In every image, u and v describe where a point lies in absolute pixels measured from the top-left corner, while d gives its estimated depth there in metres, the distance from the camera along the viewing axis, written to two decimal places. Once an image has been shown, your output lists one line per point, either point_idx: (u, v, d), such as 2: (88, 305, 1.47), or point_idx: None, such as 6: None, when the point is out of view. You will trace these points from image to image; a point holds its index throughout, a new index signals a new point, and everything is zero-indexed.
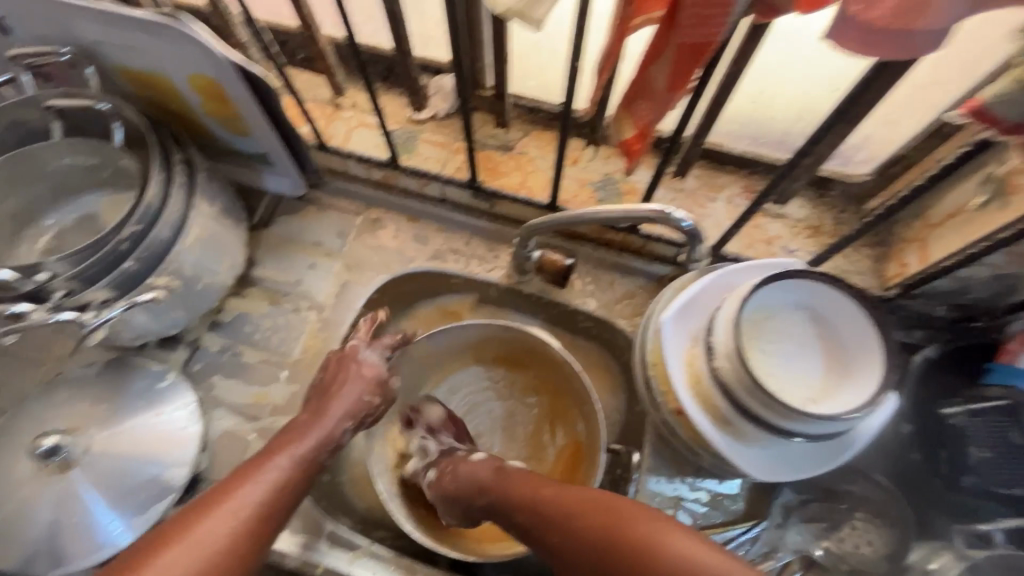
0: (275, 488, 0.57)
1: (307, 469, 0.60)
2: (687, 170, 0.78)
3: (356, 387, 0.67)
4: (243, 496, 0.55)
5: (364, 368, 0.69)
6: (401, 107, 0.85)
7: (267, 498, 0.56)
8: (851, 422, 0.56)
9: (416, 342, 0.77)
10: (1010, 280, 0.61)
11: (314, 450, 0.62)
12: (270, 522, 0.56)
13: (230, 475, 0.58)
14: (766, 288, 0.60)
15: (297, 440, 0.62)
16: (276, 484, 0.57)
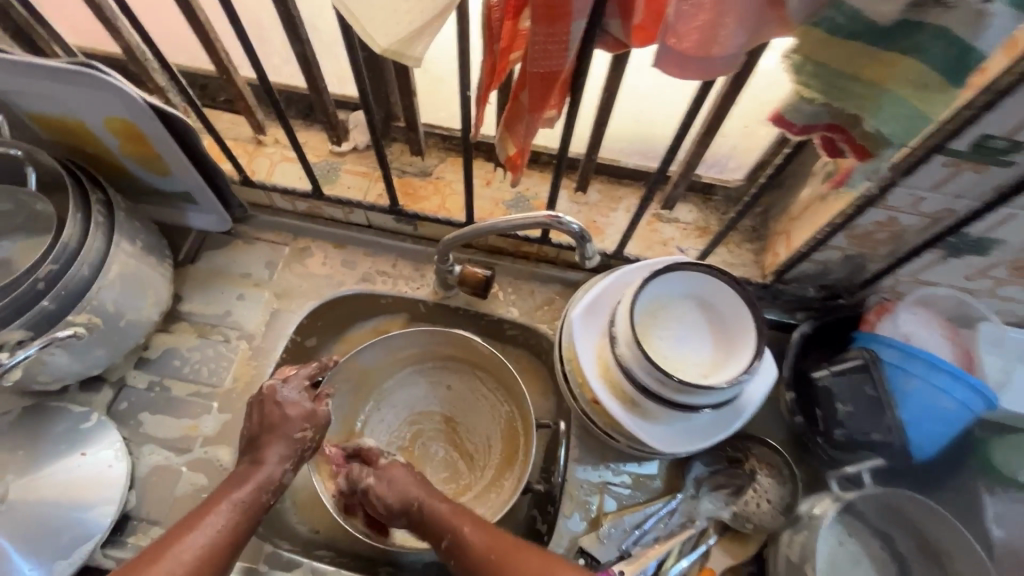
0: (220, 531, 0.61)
1: (251, 507, 0.64)
2: (590, 185, 0.87)
3: (288, 425, 0.70)
4: (187, 541, 0.59)
5: (286, 408, 0.71)
6: (321, 141, 0.88)
7: (211, 542, 0.60)
8: (736, 389, 0.64)
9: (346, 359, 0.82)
10: (856, 259, 0.73)
11: (253, 490, 0.65)
12: (217, 564, 0.60)
13: (176, 524, 0.62)
14: (654, 281, 0.69)
15: (238, 485, 0.66)
16: (221, 529, 0.61)
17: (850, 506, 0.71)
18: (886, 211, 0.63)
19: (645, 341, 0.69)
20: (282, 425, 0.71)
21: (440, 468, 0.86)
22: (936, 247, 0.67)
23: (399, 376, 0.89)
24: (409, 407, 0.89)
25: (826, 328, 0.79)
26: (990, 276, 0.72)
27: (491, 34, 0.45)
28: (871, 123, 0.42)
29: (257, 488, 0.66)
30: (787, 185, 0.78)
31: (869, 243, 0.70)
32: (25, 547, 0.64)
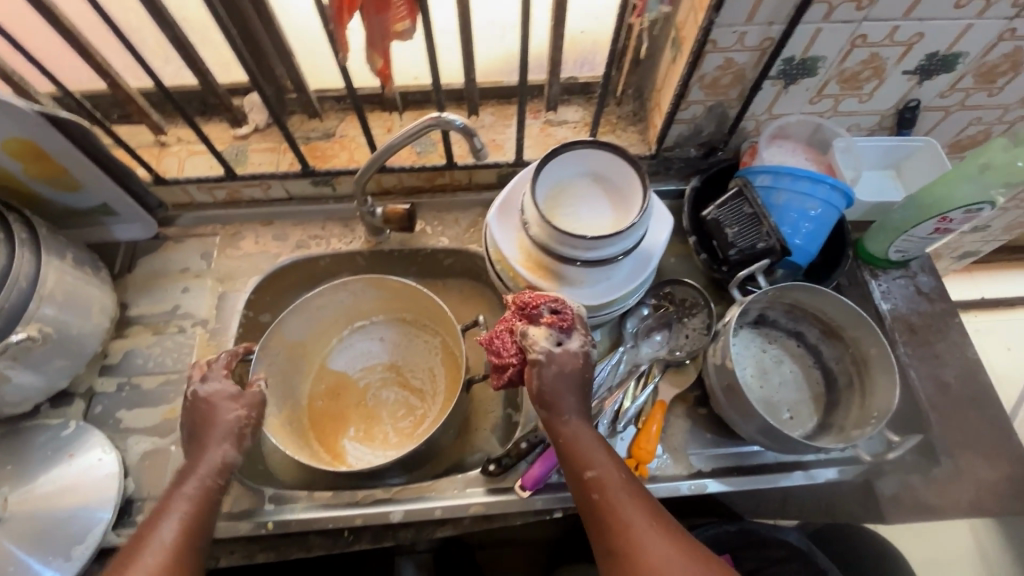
0: (182, 518, 0.61)
1: (206, 496, 0.64)
2: (483, 110, 0.94)
3: (219, 413, 0.69)
4: (157, 536, 0.59)
5: (212, 401, 0.69)
6: (223, 129, 0.92)
7: (178, 525, 0.60)
8: (637, 235, 0.73)
9: (274, 331, 0.86)
10: (717, 108, 0.83)
11: (204, 477, 0.64)
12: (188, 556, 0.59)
13: (149, 519, 0.62)
14: (549, 165, 0.77)
15: (186, 478, 0.64)
16: (185, 522, 0.61)
17: (764, 316, 0.83)
18: (721, 53, 0.74)
19: (554, 219, 0.78)
20: (213, 417, 0.68)
21: (396, 410, 0.94)
22: (772, 77, 0.79)
23: (336, 343, 0.97)
24: (354, 367, 0.97)
25: (711, 180, 0.90)
26: (827, 94, 0.83)
27: None
28: None
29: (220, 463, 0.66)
30: (646, 62, 0.87)
31: (720, 89, 0.80)
32: (36, 551, 0.67)
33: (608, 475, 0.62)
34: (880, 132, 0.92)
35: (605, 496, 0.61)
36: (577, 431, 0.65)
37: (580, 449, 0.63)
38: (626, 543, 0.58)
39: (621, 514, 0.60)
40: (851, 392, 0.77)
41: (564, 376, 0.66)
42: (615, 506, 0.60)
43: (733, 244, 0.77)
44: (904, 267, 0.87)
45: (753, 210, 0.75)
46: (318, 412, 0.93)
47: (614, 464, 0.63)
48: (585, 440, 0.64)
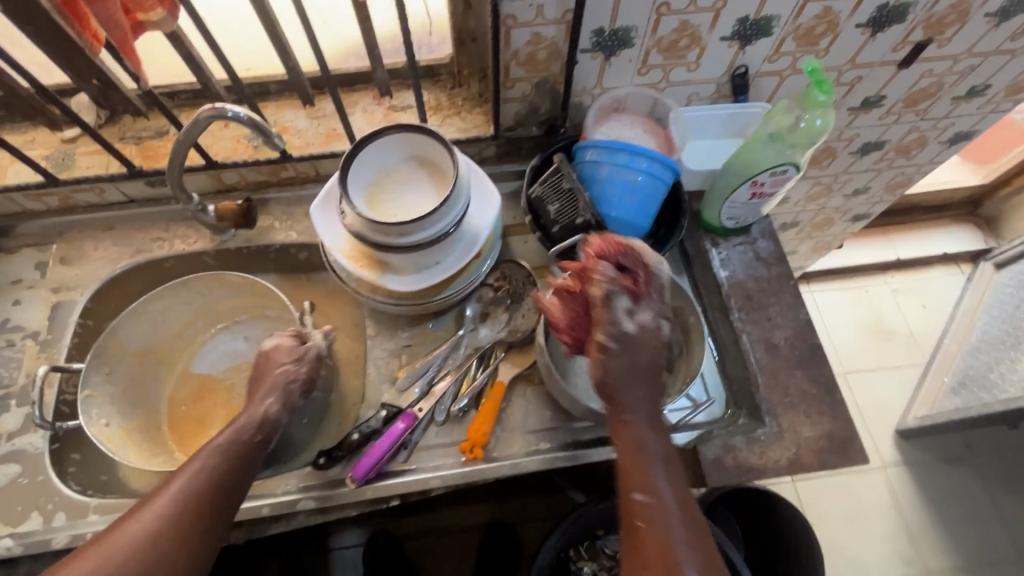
0: (197, 480, 0.61)
1: (211, 487, 0.61)
2: (322, 99, 0.92)
3: (271, 367, 0.72)
4: (133, 526, 0.56)
5: (277, 348, 0.73)
6: (48, 133, 0.89)
7: (198, 483, 0.60)
8: (450, 216, 0.72)
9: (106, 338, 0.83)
10: (543, 85, 0.83)
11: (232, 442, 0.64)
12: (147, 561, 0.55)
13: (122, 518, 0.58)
14: (364, 151, 0.76)
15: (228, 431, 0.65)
16: (166, 512, 0.58)
17: None
18: (525, 27, 0.73)
19: (375, 208, 0.76)
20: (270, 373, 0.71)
21: None
22: (587, 50, 0.78)
23: (201, 346, 0.96)
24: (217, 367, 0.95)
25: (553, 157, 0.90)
26: (652, 65, 0.83)
27: None
28: None
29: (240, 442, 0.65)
30: (477, 42, 0.86)
31: (539, 65, 0.79)
32: None
33: (658, 491, 0.59)
34: (720, 99, 0.92)
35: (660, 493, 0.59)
36: (654, 403, 0.64)
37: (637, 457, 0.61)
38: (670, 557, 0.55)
39: (666, 521, 0.58)
40: (679, 360, 0.78)
41: (635, 344, 0.64)
42: (660, 516, 0.58)
43: (555, 220, 0.77)
44: (744, 234, 0.88)
45: (571, 186, 0.75)
46: (181, 416, 0.91)
47: (668, 461, 0.62)
48: (642, 436, 0.63)
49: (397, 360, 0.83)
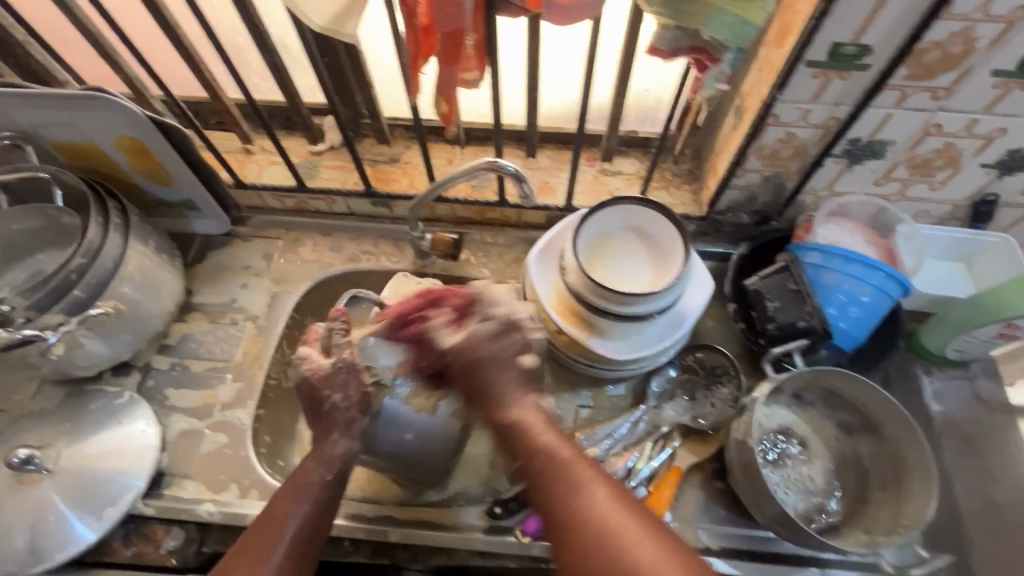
0: (292, 541, 0.61)
1: (307, 539, 0.62)
2: (540, 152, 0.97)
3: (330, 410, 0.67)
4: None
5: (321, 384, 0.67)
6: (301, 144, 1.00)
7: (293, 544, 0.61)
8: (672, 296, 0.73)
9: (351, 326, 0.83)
10: (774, 179, 0.82)
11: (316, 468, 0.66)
12: None
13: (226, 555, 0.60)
14: (595, 215, 0.79)
15: (306, 480, 0.65)
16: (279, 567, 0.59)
17: (799, 397, 0.79)
18: (782, 126, 0.73)
19: (593, 267, 0.78)
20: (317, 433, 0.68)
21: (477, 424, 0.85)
22: (835, 155, 0.77)
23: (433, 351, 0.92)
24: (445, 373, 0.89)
25: (760, 248, 0.88)
26: (895, 177, 0.80)
27: (408, 9, 0.56)
28: (706, 32, 0.51)
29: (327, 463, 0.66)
30: (707, 126, 0.88)
31: (779, 161, 0.79)
32: (78, 506, 0.73)
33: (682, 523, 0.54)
34: (950, 221, 0.87)
35: (581, 483, 0.57)
36: (518, 392, 0.65)
37: (552, 463, 0.59)
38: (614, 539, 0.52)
39: (593, 517, 0.54)
40: (884, 493, 0.72)
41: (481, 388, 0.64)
42: (573, 518, 0.55)
43: (773, 318, 0.75)
44: (963, 368, 0.81)
45: (797, 287, 0.74)
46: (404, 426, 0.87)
47: (560, 438, 0.61)
48: (524, 429, 0.62)
49: (572, 419, 0.83)
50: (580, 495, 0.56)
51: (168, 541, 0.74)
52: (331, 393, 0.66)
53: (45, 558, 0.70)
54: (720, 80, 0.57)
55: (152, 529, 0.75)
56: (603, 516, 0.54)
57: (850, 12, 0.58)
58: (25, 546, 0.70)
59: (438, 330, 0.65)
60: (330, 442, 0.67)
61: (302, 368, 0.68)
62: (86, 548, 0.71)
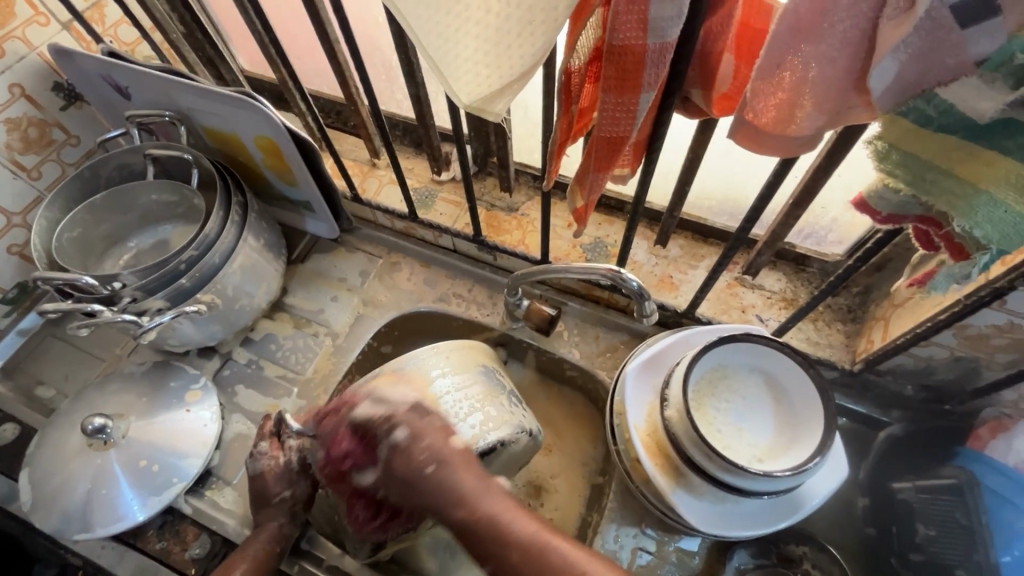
0: None
1: None
2: (671, 240, 0.85)
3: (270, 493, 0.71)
4: None
5: (269, 478, 0.71)
6: (425, 169, 0.97)
7: None
8: (790, 483, 0.59)
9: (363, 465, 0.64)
10: (966, 363, 0.64)
11: (264, 543, 0.68)
12: None
13: None
14: (721, 348, 0.65)
15: (243, 554, 0.67)
16: None
17: None
18: (1003, 313, 0.55)
19: (699, 409, 0.66)
20: (268, 509, 0.70)
21: None
22: None
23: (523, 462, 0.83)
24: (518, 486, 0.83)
25: (919, 434, 0.70)
26: None
27: (570, 96, 0.47)
28: (961, 223, 0.38)
29: (280, 533, 0.70)
30: (892, 268, 0.70)
31: (984, 347, 0.61)
32: (130, 484, 0.74)
33: (476, 509, 0.53)
34: None
35: (494, 517, 0.52)
36: (476, 475, 0.55)
37: (480, 523, 0.52)
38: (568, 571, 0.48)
39: (519, 561, 0.49)
40: None
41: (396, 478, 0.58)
42: (506, 571, 0.50)
43: (919, 548, 0.62)
44: None
45: (967, 524, 0.59)
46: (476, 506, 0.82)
47: (480, 478, 0.55)
48: (447, 500, 0.54)
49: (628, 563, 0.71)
50: (465, 506, 0.53)
51: (194, 548, 0.74)
52: (283, 487, 0.71)
53: (90, 526, 0.73)
54: (958, 282, 0.43)
55: (185, 528, 0.76)
56: (560, 553, 0.49)
57: None
58: (79, 506, 0.74)
59: (396, 439, 0.58)
60: (263, 526, 0.70)
61: (258, 465, 0.72)
62: (125, 529, 0.73)
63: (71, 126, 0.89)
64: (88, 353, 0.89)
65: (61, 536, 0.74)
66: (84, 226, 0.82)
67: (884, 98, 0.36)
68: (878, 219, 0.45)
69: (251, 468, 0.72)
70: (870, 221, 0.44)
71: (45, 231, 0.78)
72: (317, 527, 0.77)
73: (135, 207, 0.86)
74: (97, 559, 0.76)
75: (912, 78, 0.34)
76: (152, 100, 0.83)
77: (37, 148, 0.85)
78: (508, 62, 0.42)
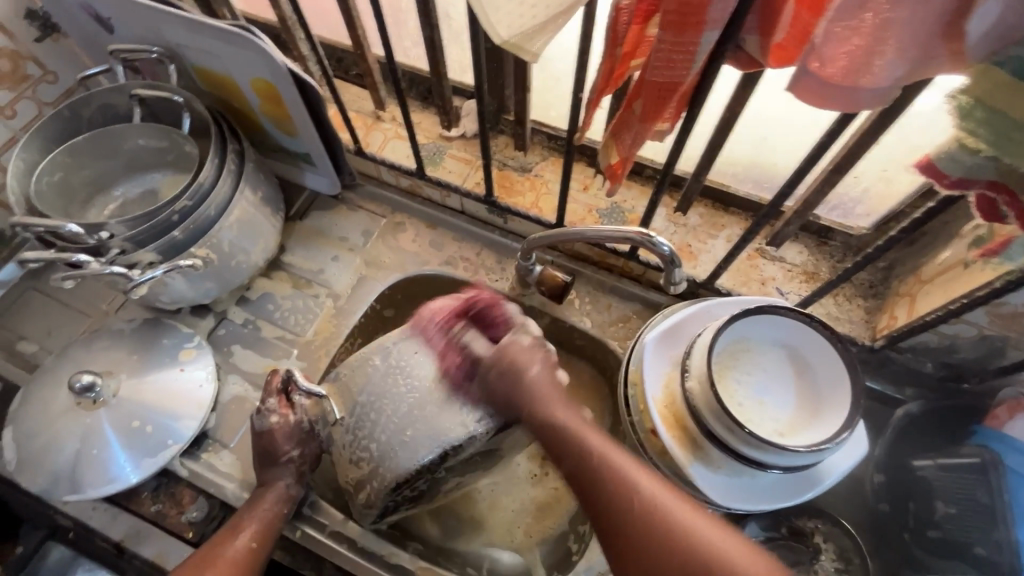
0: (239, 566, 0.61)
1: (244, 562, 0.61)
2: (692, 208, 0.82)
3: (278, 451, 0.67)
4: None
5: (275, 435, 0.67)
6: (433, 124, 0.91)
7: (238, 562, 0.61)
8: (812, 459, 0.58)
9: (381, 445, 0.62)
10: (995, 342, 0.62)
11: (272, 504, 0.66)
12: None
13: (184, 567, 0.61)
14: (747, 319, 0.63)
15: (246, 519, 0.64)
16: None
17: None
18: None
19: (720, 381, 0.64)
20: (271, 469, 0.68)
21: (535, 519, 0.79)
22: None
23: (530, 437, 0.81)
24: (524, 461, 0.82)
25: (936, 411, 0.69)
26: None
27: (617, 36, 0.42)
28: None
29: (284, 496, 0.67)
30: (924, 242, 0.68)
31: (1017, 326, 0.59)
32: (122, 445, 0.71)
33: (576, 433, 0.57)
34: None
35: (594, 450, 0.55)
36: (560, 401, 0.60)
37: (582, 467, 0.55)
38: (641, 503, 0.50)
39: (602, 472, 0.53)
40: None
41: (496, 365, 0.60)
42: (587, 474, 0.54)
43: (937, 524, 0.62)
44: None
45: (989, 503, 0.58)
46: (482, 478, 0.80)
47: (601, 436, 0.56)
48: (537, 400, 0.59)
49: None
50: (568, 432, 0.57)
51: (191, 511, 0.72)
52: (290, 446, 0.68)
53: (81, 486, 0.70)
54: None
55: (181, 491, 0.73)
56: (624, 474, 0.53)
57: None
58: (69, 466, 0.70)
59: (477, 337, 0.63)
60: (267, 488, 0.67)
61: (266, 422, 0.67)
62: (118, 491, 0.70)
63: (47, 61, 0.81)
64: (73, 308, 0.84)
65: (50, 497, 0.71)
66: (65, 170, 0.76)
67: (980, 47, 0.32)
68: (939, 183, 0.42)
69: (257, 425, 0.67)
70: (936, 187, 0.41)
71: (22, 174, 0.71)
72: (319, 493, 0.75)
73: (121, 153, 0.80)
74: (88, 520, 0.73)
75: (1011, 24, 0.32)
76: (137, 34, 0.76)
77: (10, 84, 0.78)
78: None
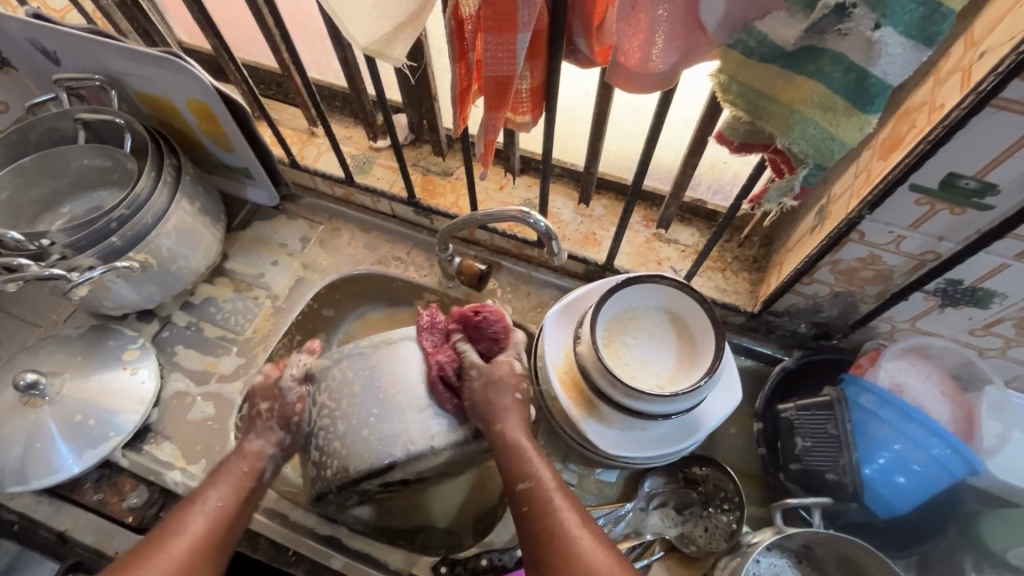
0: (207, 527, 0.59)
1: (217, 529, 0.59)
2: (595, 200, 0.90)
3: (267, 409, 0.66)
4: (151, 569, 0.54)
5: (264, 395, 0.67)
6: (363, 138, 1.00)
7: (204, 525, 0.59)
8: (685, 405, 0.66)
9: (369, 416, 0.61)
10: (845, 297, 0.71)
11: (245, 464, 0.64)
12: None
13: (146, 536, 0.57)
14: (627, 288, 0.71)
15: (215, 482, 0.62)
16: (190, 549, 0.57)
17: (807, 548, 0.68)
18: (866, 246, 0.62)
19: (609, 345, 0.71)
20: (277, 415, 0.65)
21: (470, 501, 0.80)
22: (925, 290, 0.64)
23: None
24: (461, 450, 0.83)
25: (809, 365, 0.77)
26: (996, 333, 0.65)
27: (464, 42, 0.51)
28: (784, 141, 0.46)
29: (243, 470, 0.64)
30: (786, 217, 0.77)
31: (856, 281, 0.68)
32: (65, 439, 0.76)
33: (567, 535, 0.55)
34: None
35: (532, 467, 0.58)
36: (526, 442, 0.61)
37: (534, 495, 0.57)
38: (560, 533, 0.54)
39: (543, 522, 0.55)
40: None
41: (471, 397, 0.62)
42: (535, 505, 0.56)
43: (799, 458, 0.70)
44: None
45: (836, 433, 0.67)
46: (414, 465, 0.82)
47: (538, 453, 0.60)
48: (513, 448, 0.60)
49: None
50: (517, 468, 0.59)
51: (131, 498, 0.77)
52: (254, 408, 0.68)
53: (25, 479, 0.74)
54: (784, 196, 0.52)
55: (122, 480, 0.78)
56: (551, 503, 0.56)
57: (976, 147, 0.48)
58: (13, 462, 0.75)
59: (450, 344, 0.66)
60: None
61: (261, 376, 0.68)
62: (61, 481, 0.75)
63: None
64: (24, 318, 0.89)
65: None
66: (13, 188, 0.83)
67: (720, 33, 0.41)
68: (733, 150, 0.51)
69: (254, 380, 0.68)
70: (724, 151, 0.50)
71: None
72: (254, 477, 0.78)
73: (67, 172, 0.87)
74: (34, 513, 0.77)
75: (738, 13, 0.40)
76: (81, 64, 0.84)
77: None
78: (395, 4, 0.46)
